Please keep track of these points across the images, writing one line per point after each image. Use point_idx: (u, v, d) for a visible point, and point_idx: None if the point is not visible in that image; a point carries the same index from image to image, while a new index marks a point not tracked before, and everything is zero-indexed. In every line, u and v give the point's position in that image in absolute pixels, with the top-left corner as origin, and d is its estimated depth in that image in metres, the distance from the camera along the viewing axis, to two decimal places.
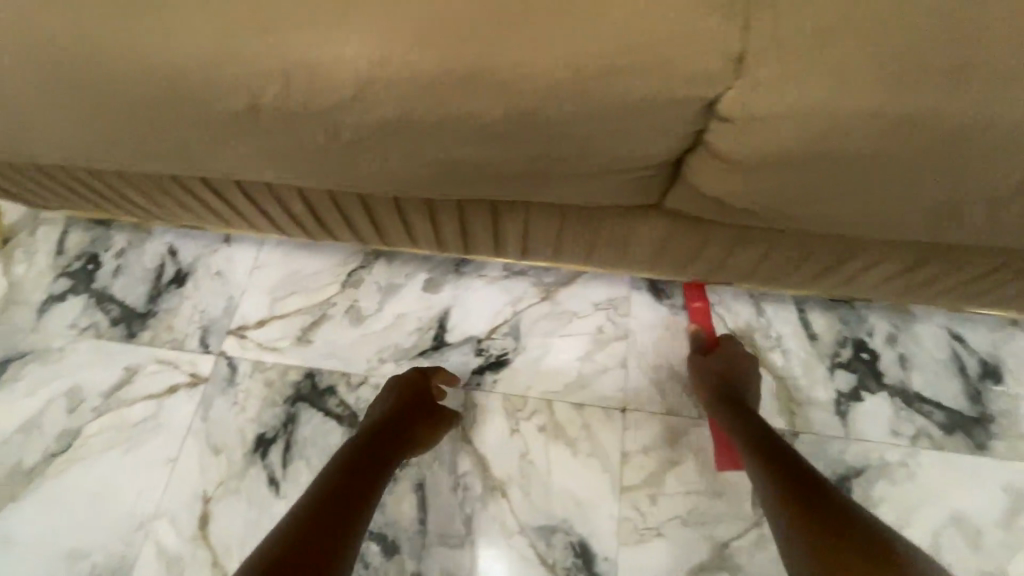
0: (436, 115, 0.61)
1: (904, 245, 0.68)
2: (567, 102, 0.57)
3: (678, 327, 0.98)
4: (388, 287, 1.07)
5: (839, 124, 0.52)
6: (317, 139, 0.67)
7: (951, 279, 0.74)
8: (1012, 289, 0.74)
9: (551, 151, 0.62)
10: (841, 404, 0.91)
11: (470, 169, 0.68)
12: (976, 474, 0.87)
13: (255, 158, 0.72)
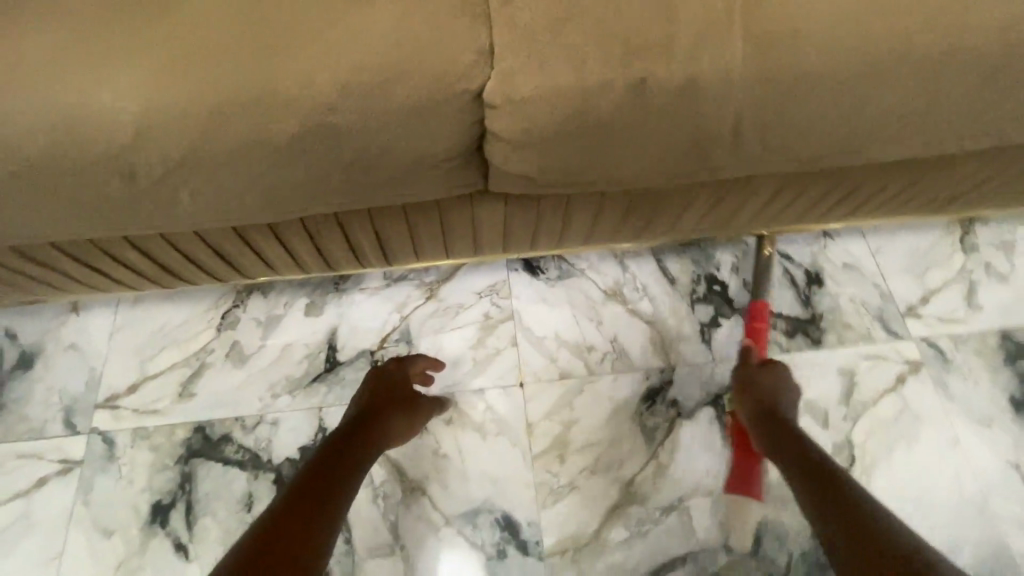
0: (206, 143, 0.54)
1: (717, 186, 0.69)
2: (340, 112, 0.54)
3: (556, 297, 1.01)
4: (268, 320, 0.98)
5: (586, 94, 0.54)
6: (94, 186, 0.57)
7: (783, 203, 0.75)
8: (836, 202, 0.76)
9: (343, 161, 0.57)
10: (703, 333, 0.98)
11: (271, 192, 0.59)
12: (820, 365, 0.96)
13: (33, 218, 0.59)
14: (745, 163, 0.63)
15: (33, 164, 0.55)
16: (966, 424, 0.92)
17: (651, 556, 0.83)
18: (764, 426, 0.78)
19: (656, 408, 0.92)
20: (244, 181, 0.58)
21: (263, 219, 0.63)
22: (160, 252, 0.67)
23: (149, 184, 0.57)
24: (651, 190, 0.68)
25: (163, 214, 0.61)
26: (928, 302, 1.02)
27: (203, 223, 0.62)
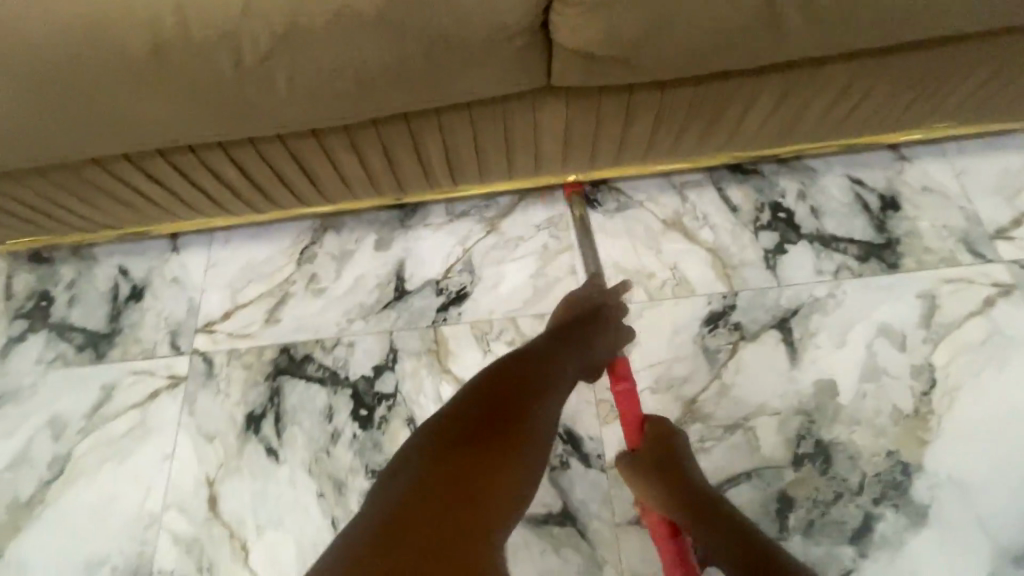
0: (298, 28, 0.57)
1: (789, 75, 0.67)
2: None
3: (614, 227, 1.01)
4: (342, 254, 1.05)
5: None
6: (200, 86, 0.61)
7: (867, 94, 0.71)
8: (929, 89, 0.71)
9: (424, 43, 0.59)
10: (768, 259, 0.96)
11: (358, 84, 0.62)
12: (895, 288, 0.92)
13: (153, 124, 0.65)
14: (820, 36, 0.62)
15: (137, 59, 0.58)
16: None
17: (715, 471, 0.83)
18: (683, 511, 0.70)
19: (719, 330, 0.91)
20: (322, 76, 0.60)
21: (345, 119, 0.66)
22: (252, 167, 0.75)
23: (247, 80, 0.60)
24: (719, 77, 0.66)
25: (260, 114, 0.64)
26: (1021, 223, 0.95)
27: (295, 124, 0.66)
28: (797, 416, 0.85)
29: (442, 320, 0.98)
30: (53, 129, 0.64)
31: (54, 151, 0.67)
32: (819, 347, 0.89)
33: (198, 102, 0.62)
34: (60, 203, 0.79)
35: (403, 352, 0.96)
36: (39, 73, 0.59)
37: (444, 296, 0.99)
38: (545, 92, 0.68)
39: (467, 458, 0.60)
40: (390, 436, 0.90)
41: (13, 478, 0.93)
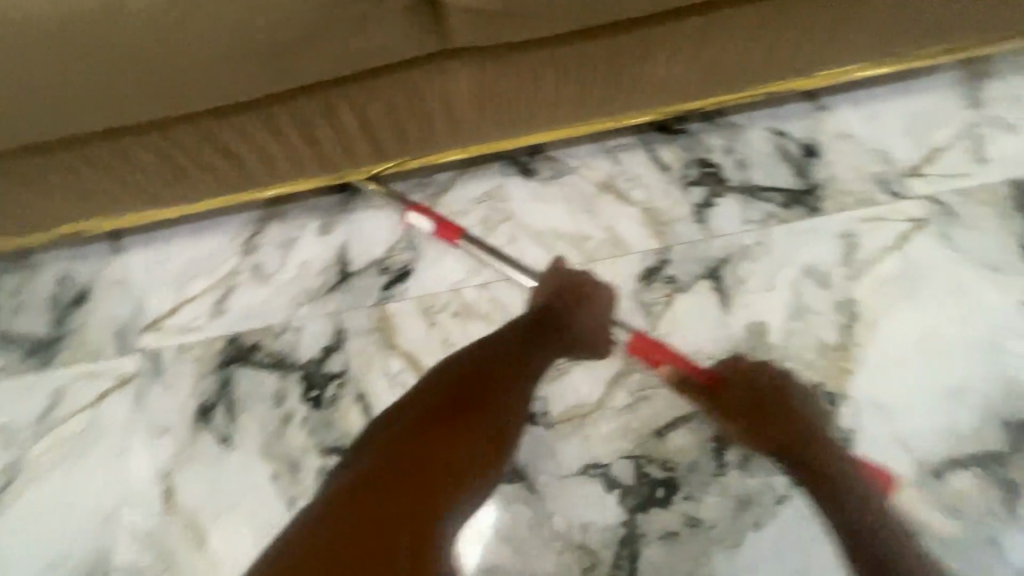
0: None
1: (680, 23, 0.70)
2: None
3: (550, 195, 1.04)
4: (285, 241, 1.05)
5: None
6: (98, 60, 0.59)
7: (755, 37, 0.74)
8: (817, 32, 0.75)
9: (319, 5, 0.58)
10: (698, 213, 0.99)
11: (259, 52, 0.61)
12: (818, 231, 0.96)
13: (58, 102, 0.64)
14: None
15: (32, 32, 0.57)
16: (970, 272, 0.92)
17: (656, 417, 0.85)
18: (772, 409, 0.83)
19: (654, 284, 0.94)
20: (206, 43, 0.59)
21: (252, 88, 0.66)
22: (152, 151, 0.76)
23: (145, 52, 0.59)
24: (613, 29, 0.69)
25: (166, 87, 0.64)
26: (932, 161, 1.00)
27: (203, 95, 0.66)
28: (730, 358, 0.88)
29: (388, 297, 0.99)
30: None
31: None
32: (750, 292, 0.92)
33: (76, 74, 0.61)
34: None
35: (350, 331, 0.97)
36: None
37: (388, 275, 1.00)
38: (451, 56, 0.70)
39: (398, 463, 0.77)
40: (341, 413, 0.92)
41: None
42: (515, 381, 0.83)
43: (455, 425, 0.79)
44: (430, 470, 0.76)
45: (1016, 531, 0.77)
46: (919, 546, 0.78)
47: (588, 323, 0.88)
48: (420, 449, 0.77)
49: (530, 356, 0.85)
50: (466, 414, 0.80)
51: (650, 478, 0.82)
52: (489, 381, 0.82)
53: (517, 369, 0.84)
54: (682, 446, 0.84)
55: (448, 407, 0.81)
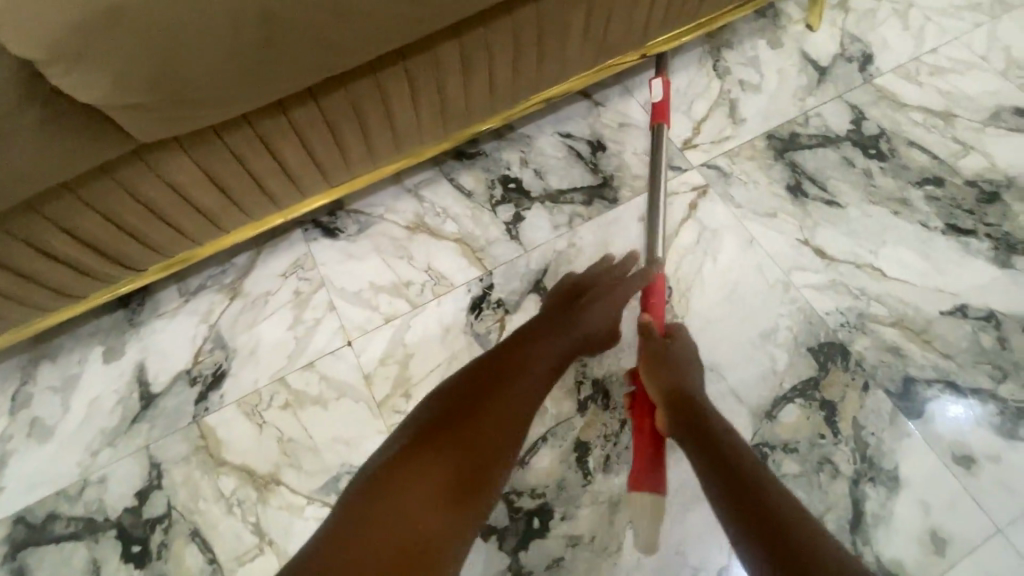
0: None
1: (404, 65, 0.67)
2: None
3: (361, 250, 0.99)
4: (65, 383, 0.90)
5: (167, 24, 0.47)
6: None
7: (495, 64, 0.74)
8: (549, 49, 0.76)
9: None
10: (510, 230, 1.00)
11: None
12: (620, 220, 1.00)
13: None
14: (384, 14, 0.54)
15: None
16: (756, 222, 0.99)
17: None
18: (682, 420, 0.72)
19: (484, 314, 0.93)
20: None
21: None
22: None
23: None
24: (332, 83, 0.65)
25: None
26: (699, 131, 1.08)
27: None
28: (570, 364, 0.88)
29: (204, 410, 0.88)
30: None
31: None
32: None
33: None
34: None
35: (166, 462, 0.84)
36: None
37: (200, 384, 0.89)
38: (151, 147, 0.60)
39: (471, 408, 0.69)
40: (174, 561, 0.79)
41: None
42: (531, 362, 0.77)
43: (476, 415, 0.68)
44: (429, 480, 0.61)
45: (846, 444, 0.84)
46: None
47: (606, 316, 0.84)
48: (439, 445, 0.64)
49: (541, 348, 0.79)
50: (486, 404, 0.70)
51: (523, 511, 0.80)
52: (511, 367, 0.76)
53: (545, 338, 0.80)
54: (546, 467, 0.82)
55: (494, 373, 0.74)
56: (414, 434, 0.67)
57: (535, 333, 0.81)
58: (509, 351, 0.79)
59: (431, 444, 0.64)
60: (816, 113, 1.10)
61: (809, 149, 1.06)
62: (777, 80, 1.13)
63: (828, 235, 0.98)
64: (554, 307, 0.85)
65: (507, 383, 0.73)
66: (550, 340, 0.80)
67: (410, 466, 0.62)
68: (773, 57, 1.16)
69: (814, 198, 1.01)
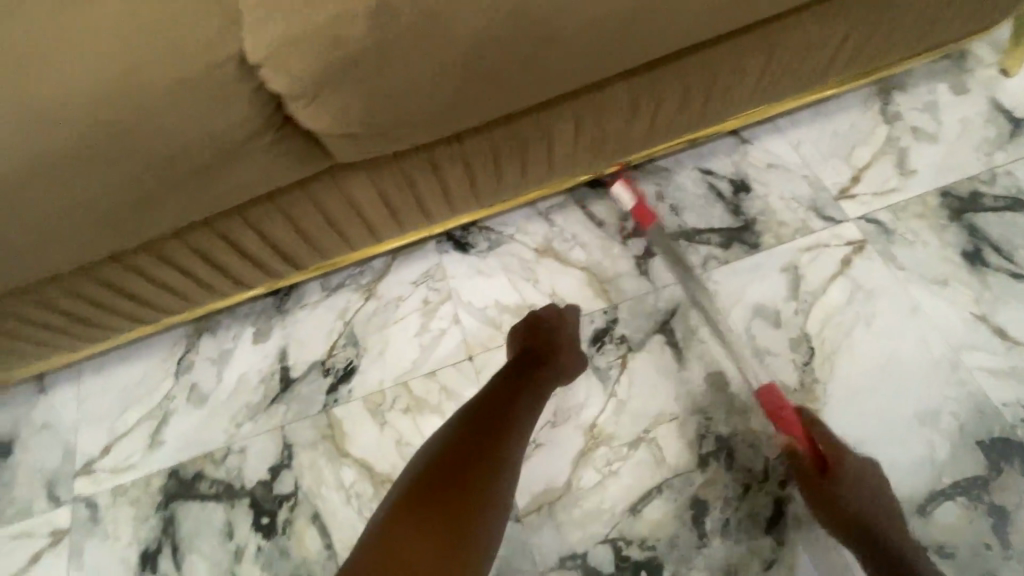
0: (20, 174, 0.52)
1: (577, 103, 0.68)
2: (147, 121, 0.51)
3: (490, 268, 1.01)
4: (220, 356, 1.00)
5: (395, 69, 0.51)
6: None
7: (667, 105, 0.72)
8: (724, 91, 0.74)
9: (178, 164, 0.54)
10: (639, 265, 0.98)
11: (125, 213, 0.57)
12: (758, 267, 0.94)
13: None
14: (578, 60, 0.56)
15: None
16: (921, 289, 0.89)
17: (627, 492, 0.81)
18: None
19: (606, 347, 0.91)
20: (51, 211, 0.55)
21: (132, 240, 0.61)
22: (130, 281, 0.71)
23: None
24: (508, 120, 0.67)
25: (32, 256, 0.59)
26: (859, 180, 1.00)
27: (85, 257, 0.62)
28: (693, 416, 0.85)
29: (333, 401, 0.94)
30: None
31: None
32: (702, 341, 0.90)
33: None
34: None
35: (297, 444, 0.91)
36: None
37: (332, 376, 0.96)
38: (343, 167, 0.66)
39: (470, 445, 0.66)
40: (295, 540, 0.85)
41: None
42: (520, 399, 0.75)
43: (475, 452, 0.66)
44: (436, 521, 0.59)
45: (1016, 561, 0.73)
46: None
47: (568, 353, 0.85)
48: (443, 484, 0.62)
49: (523, 390, 0.76)
50: (482, 447, 0.67)
51: (631, 562, 0.78)
52: (498, 411, 0.72)
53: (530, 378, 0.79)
54: (658, 520, 0.79)
55: (486, 410, 0.72)
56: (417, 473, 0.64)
57: (520, 371, 0.80)
58: (494, 392, 0.76)
59: (436, 484, 0.62)
60: (1004, 171, 0.97)
61: (994, 211, 0.94)
62: (958, 129, 1.01)
63: (1011, 314, 0.86)
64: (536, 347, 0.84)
65: (499, 425, 0.70)
66: (525, 380, 0.78)
67: (412, 515, 0.59)
68: (955, 103, 1.04)
69: (996, 268, 0.89)
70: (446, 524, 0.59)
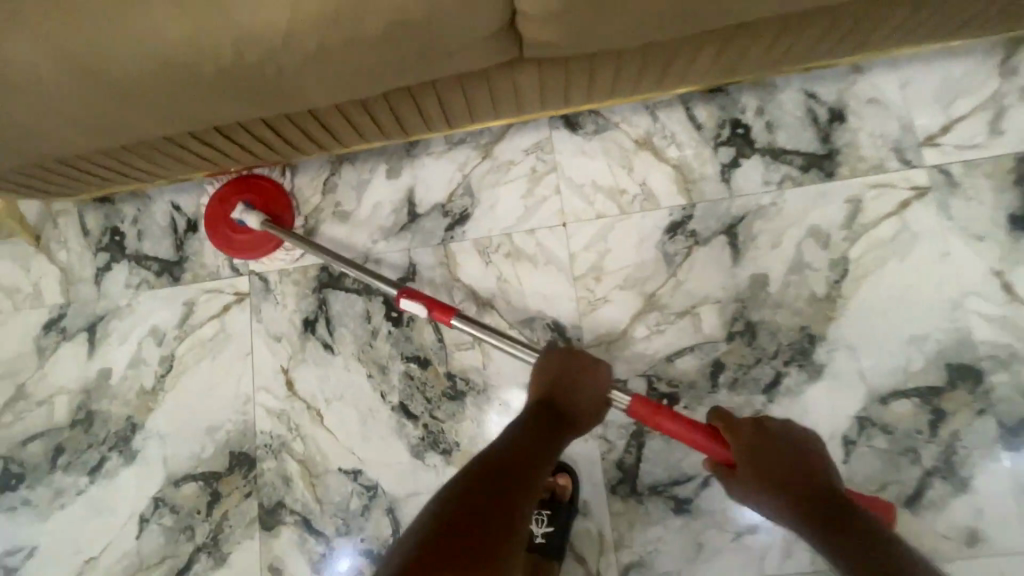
0: (330, 44, 0.70)
1: (733, 36, 0.80)
2: (428, 18, 0.68)
3: (593, 150, 1.16)
4: (359, 183, 1.22)
5: (610, 12, 0.67)
6: (263, 82, 0.75)
7: (805, 36, 0.83)
8: (853, 30, 0.84)
9: (431, 48, 0.72)
10: (724, 172, 1.12)
11: (380, 75, 0.76)
12: (828, 193, 1.09)
13: (226, 110, 0.81)
14: (747, 13, 0.71)
15: (221, 71, 0.72)
16: (959, 240, 1.04)
17: (667, 346, 1.08)
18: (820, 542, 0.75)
19: (677, 237, 1.11)
20: (334, 67, 0.73)
21: (370, 92, 0.81)
22: (335, 119, 0.89)
23: (296, 77, 0.75)
24: (671, 45, 0.80)
25: (308, 96, 0.80)
26: (949, 130, 1.08)
27: (334, 100, 0.82)
28: (733, 302, 1.07)
29: (450, 238, 1.18)
30: (161, 119, 0.81)
31: (154, 130, 0.83)
32: (758, 248, 1.08)
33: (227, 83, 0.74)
34: (143, 160, 0.96)
35: (420, 265, 1.18)
36: (144, 85, 0.74)
37: (451, 218, 1.19)
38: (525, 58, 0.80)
39: (499, 482, 0.72)
40: (417, 330, 1.16)
41: (134, 374, 1.23)
42: (545, 450, 0.81)
43: (503, 490, 0.71)
44: (468, 544, 0.61)
45: (937, 445, 0.99)
46: (859, 451, 1.01)
47: (587, 403, 0.92)
48: (475, 514, 0.65)
49: (546, 437, 0.84)
50: (511, 488, 0.72)
51: (659, 391, 1.07)
52: (524, 458, 0.78)
53: (551, 431, 0.85)
54: (686, 369, 1.07)
55: (512, 455, 0.78)
56: (452, 500, 0.68)
57: (542, 424, 0.86)
58: (519, 439, 0.82)
59: (471, 513, 0.65)
60: None
61: None
62: None
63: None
64: (555, 406, 0.90)
65: (526, 474, 0.75)
66: (539, 429, 0.84)
67: (444, 537, 0.61)
68: None
69: None
70: (476, 548, 0.60)
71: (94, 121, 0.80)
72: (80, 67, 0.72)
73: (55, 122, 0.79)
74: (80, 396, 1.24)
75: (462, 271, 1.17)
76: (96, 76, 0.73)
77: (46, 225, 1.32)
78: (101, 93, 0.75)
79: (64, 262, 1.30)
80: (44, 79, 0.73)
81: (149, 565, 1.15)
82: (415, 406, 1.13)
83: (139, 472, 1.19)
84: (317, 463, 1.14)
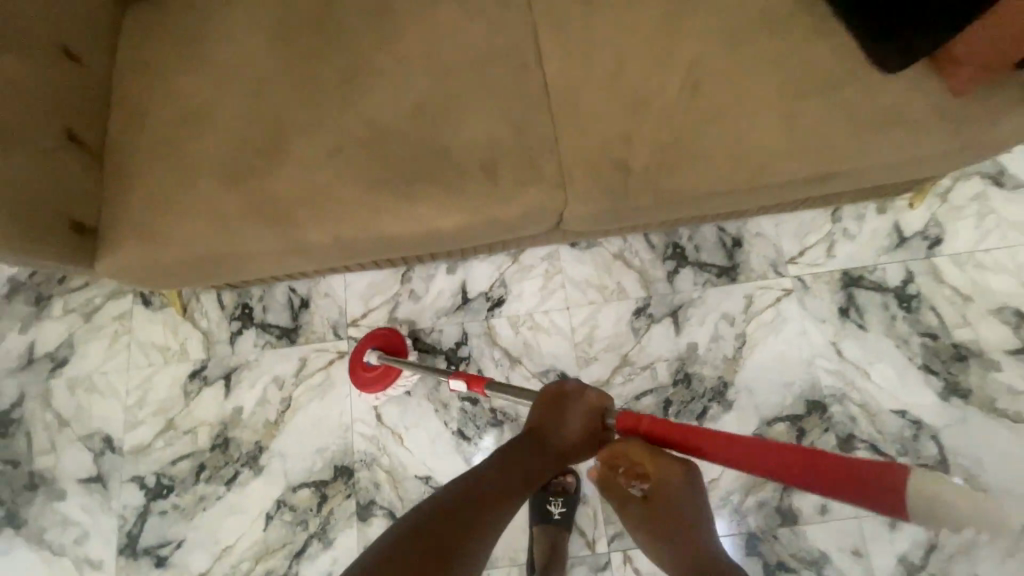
0: (471, 238, 1.25)
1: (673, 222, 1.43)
2: (528, 227, 1.25)
3: (586, 259, 1.78)
4: (428, 276, 1.79)
5: (614, 223, 1.27)
6: (423, 251, 1.29)
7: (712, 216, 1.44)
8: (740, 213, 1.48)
9: (519, 235, 1.29)
10: (669, 276, 1.75)
11: (484, 244, 1.33)
12: (733, 291, 1.73)
13: (390, 258, 1.34)
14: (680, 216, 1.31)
15: (407, 249, 1.26)
16: (811, 322, 1.69)
17: (635, 389, 1.67)
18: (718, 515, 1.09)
19: (641, 317, 1.72)
20: (466, 245, 1.29)
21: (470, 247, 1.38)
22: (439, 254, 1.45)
23: (441, 248, 1.29)
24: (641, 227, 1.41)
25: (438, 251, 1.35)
26: (804, 253, 1.75)
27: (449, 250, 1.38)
28: (677, 360, 1.68)
29: (492, 315, 1.75)
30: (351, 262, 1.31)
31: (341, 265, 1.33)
32: (691, 325, 1.71)
33: (383, 248, 1.23)
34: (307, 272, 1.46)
35: (471, 333, 1.74)
36: (361, 254, 1.26)
37: (492, 301, 1.76)
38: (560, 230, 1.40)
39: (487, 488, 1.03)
40: (469, 378, 1.70)
41: (261, 410, 1.71)
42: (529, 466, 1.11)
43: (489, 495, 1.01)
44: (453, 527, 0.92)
45: None
46: (755, 456, 1.60)
47: (575, 430, 1.19)
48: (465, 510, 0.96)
49: (531, 456, 1.13)
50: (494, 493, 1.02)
51: None
52: (511, 472, 1.08)
53: (537, 450, 1.15)
54: (648, 404, 1.66)
55: (504, 468, 1.08)
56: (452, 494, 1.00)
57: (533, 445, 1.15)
58: (512, 456, 1.12)
59: (463, 506, 0.97)
60: (882, 267, 1.73)
61: (866, 289, 1.71)
62: (869, 235, 1.76)
63: (848, 343, 1.67)
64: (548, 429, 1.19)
65: (509, 486, 1.06)
66: (535, 449, 1.14)
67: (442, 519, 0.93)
68: (874, 219, 1.77)
69: (852, 320, 1.69)
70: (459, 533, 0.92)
71: (312, 264, 1.27)
72: (328, 247, 1.21)
73: (289, 264, 1.26)
74: (218, 426, 1.70)
75: (500, 337, 1.73)
76: (337, 251, 1.23)
77: (192, 300, 1.81)
78: (332, 257, 1.25)
79: (206, 327, 1.79)
80: (302, 249, 1.20)
81: (273, 549, 1.60)
82: (469, 430, 1.66)
83: (265, 481, 1.65)
84: (399, 471, 1.64)
